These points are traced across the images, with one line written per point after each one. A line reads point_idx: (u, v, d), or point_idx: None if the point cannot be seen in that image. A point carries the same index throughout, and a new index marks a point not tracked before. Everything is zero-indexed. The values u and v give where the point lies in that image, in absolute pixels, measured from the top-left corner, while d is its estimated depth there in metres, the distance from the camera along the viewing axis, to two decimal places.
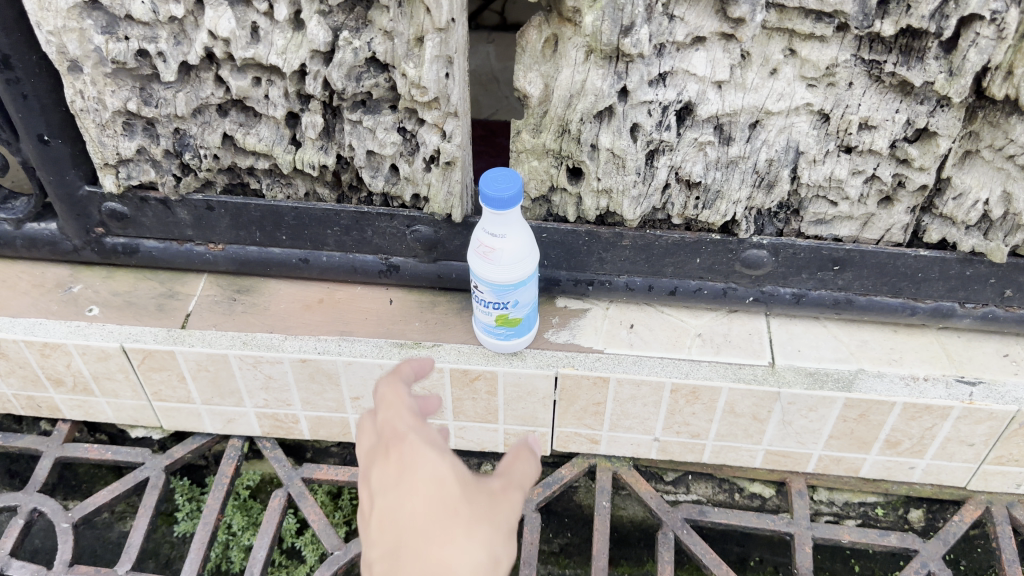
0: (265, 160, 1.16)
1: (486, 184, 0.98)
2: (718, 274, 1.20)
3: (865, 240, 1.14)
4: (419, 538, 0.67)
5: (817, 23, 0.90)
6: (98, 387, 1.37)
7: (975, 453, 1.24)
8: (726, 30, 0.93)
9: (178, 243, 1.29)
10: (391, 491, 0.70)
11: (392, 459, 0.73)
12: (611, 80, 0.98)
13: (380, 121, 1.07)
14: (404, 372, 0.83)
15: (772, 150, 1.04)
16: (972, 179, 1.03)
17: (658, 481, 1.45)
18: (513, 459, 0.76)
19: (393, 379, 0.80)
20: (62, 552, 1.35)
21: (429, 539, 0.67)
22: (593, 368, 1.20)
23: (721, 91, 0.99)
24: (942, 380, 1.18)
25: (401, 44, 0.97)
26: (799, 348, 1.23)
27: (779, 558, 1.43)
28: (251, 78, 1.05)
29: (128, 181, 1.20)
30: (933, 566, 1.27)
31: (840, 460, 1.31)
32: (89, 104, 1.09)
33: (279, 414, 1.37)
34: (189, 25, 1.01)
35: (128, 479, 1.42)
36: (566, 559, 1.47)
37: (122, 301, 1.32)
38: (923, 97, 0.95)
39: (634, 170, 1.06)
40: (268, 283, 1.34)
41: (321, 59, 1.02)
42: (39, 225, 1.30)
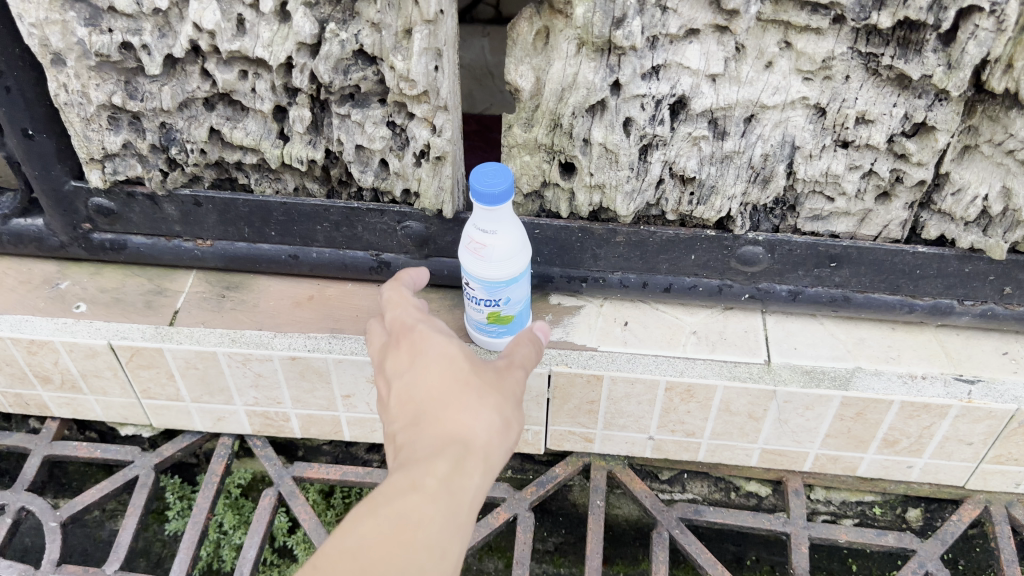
0: (253, 155, 1.14)
1: (475, 180, 0.95)
2: (713, 271, 1.18)
3: (862, 236, 1.13)
4: (433, 403, 0.74)
5: (813, 15, 0.89)
6: (86, 385, 1.35)
7: (974, 452, 1.23)
8: (720, 22, 0.91)
9: (166, 239, 1.27)
10: (406, 371, 0.78)
11: (404, 346, 0.81)
12: (603, 73, 0.96)
13: (369, 115, 1.06)
14: (404, 280, 0.97)
15: (767, 145, 1.02)
16: (971, 174, 1.01)
17: (653, 480, 1.44)
18: (516, 344, 0.87)
19: (400, 283, 0.95)
20: (50, 552, 1.33)
21: (443, 402, 0.73)
22: (587, 366, 1.19)
23: (716, 85, 0.97)
24: (941, 378, 1.16)
25: (389, 36, 0.95)
26: (796, 346, 1.21)
27: (776, 557, 1.42)
28: (237, 72, 1.04)
29: (114, 176, 1.18)
30: (930, 567, 1.25)
31: (837, 459, 1.29)
32: (73, 98, 1.07)
33: (269, 412, 1.36)
34: (173, 17, 0.99)
35: (116, 477, 1.40)
36: (561, 558, 1.46)
37: (110, 297, 1.30)
38: (921, 91, 0.94)
39: (627, 165, 1.05)
40: (258, 279, 1.32)
41: (308, 51, 1.00)
42: (26, 221, 1.28)
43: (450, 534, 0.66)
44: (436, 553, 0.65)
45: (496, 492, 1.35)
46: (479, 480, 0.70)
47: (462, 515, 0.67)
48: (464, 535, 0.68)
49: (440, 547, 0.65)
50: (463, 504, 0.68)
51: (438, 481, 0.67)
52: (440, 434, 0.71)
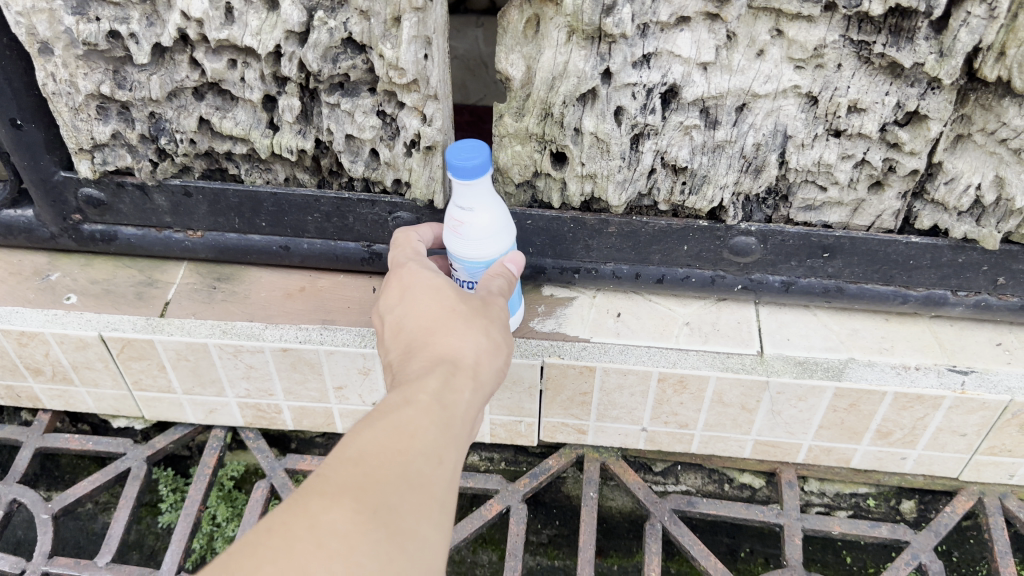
0: (242, 145, 1.14)
1: (448, 153, 0.94)
2: (705, 262, 1.17)
3: (855, 226, 1.12)
4: (425, 330, 0.82)
5: (804, 2, 0.88)
6: (77, 376, 1.35)
7: (967, 443, 1.22)
8: (710, 10, 0.90)
9: (156, 230, 1.27)
10: (398, 305, 0.87)
11: (397, 284, 0.90)
12: (594, 62, 0.95)
13: (358, 104, 1.05)
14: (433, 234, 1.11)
15: (759, 134, 1.01)
16: (964, 164, 1.00)
17: (647, 472, 1.43)
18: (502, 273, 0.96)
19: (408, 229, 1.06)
20: (41, 544, 1.33)
21: (432, 328, 0.82)
22: (579, 357, 1.19)
23: (707, 73, 0.96)
24: (934, 369, 1.16)
25: (377, 24, 0.95)
26: (789, 337, 1.21)
27: (771, 549, 1.42)
28: (226, 61, 1.03)
29: (103, 167, 1.17)
30: (924, 558, 1.25)
31: (830, 451, 1.29)
32: (61, 87, 1.06)
33: (261, 404, 1.35)
34: (161, 6, 0.98)
35: (108, 469, 1.40)
36: (555, 550, 1.45)
37: (100, 289, 1.29)
38: (913, 79, 0.93)
39: (618, 155, 1.04)
40: (249, 271, 1.32)
41: (296, 40, 0.99)
42: (15, 212, 1.27)
43: (445, 437, 0.72)
44: (432, 456, 0.70)
45: (489, 484, 1.36)
46: (468, 394, 0.77)
47: (455, 424, 0.74)
48: (458, 443, 0.74)
49: (436, 451, 0.71)
50: (454, 414, 0.74)
51: (431, 393, 0.73)
52: (431, 355, 0.79)
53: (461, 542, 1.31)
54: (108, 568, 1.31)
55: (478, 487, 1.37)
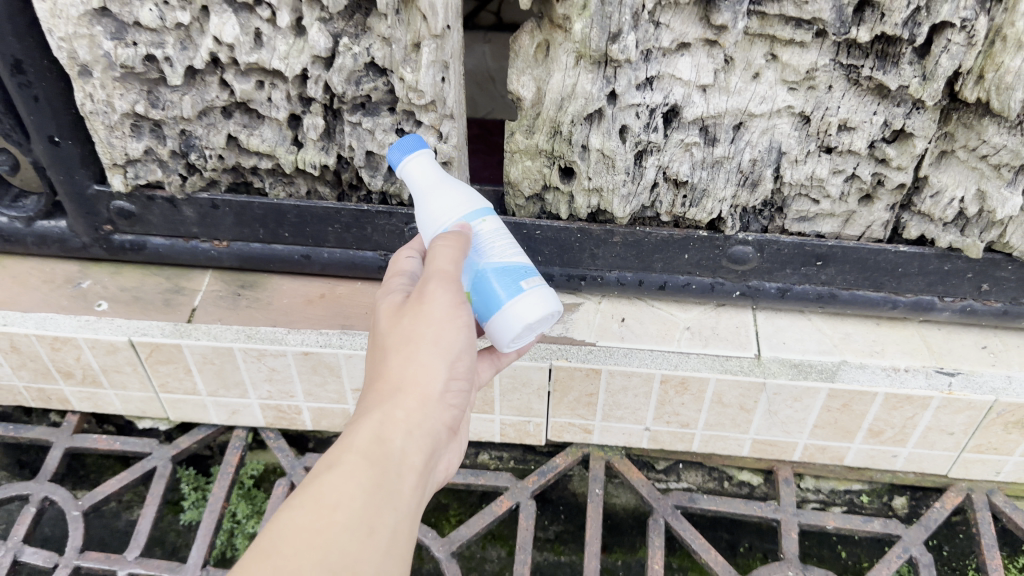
0: (268, 160, 1.20)
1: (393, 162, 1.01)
2: (705, 270, 1.24)
3: (846, 236, 1.19)
4: (373, 370, 0.86)
5: (797, 29, 0.94)
6: (106, 379, 1.41)
7: (955, 441, 1.29)
8: (709, 36, 0.97)
9: (184, 240, 1.33)
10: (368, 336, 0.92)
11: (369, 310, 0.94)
12: (600, 84, 1.02)
13: (379, 123, 1.12)
14: None
15: (755, 150, 1.08)
16: (948, 178, 1.07)
17: (650, 470, 1.49)
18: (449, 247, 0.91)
19: None
20: (72, 539, 1.39)
21: (379, 367, 0.86)
22: (586, 360, 1.25)
23: (706, 95, 1.03)
24: (923, 371, 1.22)
25: (398, 49, 1.02)
26: (784, 340, 1.27)
27: (767, 544, 1.47)
28: (254, 82, 1.10)
29: (135, 180, 1.24)
30: (914, 551, 1.32)
31: (825, 449, 1.35)
32: (98, 107, 1.13)
33: (282, 405, 1.42)
34: (195, 31, 1.05)
35: (135, 468, 1.47)
36: (561, 546, 1.51)
37: (129, 296, 1.36)
38: (899, 100, 0.99)
39: (623, 170, 1.10)
40: (271, 279, 1.38)
41: (322, 64, 1.06)
42: (49, 223, 1.34)
43: (373, 500, 0.75)
44: (359, 525, 0.72)
45: (499, 481, 1.42)
46: (400, 441, 0.79)
47: (386, 480, 0.76)
48: (393, 498, 0.76)
49: (363, 520, 0.73)
50: (387, 468, 0.77)
51: (356, 452, 0.76)
52: (371, 399, 0.82)
53: (472, 537, 1.37)
54: (137, 562, 1.37)
55: (489, 485, 1.44)
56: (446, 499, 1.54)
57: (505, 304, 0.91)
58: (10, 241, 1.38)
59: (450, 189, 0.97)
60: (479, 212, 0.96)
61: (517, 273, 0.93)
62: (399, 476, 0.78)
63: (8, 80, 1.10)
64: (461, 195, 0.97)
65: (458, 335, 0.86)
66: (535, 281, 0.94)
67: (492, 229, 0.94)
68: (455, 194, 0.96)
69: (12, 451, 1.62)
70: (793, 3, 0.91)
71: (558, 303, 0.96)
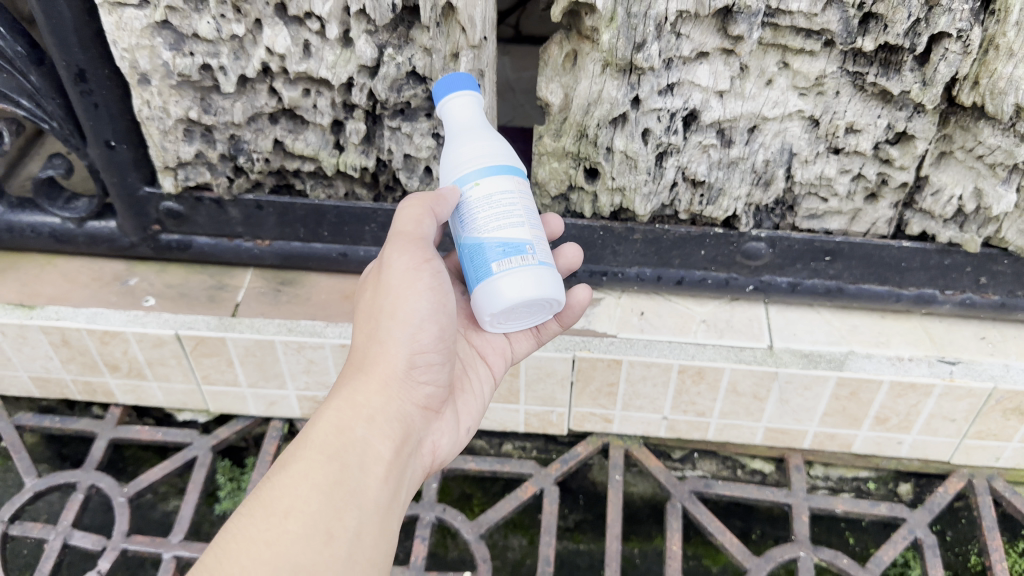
0: (310, 163, 1.29)
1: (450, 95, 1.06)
2: (721, 265, 1.32)
3: (853, 233, 1.27)
4: (350, 364, 1.02)
5: (807, 39, 1.03)
6: (150, 372, 1.48)
7: (957, 428, 1.36)
8: (726, 46, 1.05)
9: (228, 239, 1.42)
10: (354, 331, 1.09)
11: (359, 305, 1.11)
12: (625, 90, 1.10)
13: (417, 127, 1.21)
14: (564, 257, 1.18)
15: (768, 151, 1.16)
16: (948, 177, 1.15)
17: (667, 458, 1.55)
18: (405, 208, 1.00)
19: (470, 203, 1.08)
20: (119, 524, 1.47)
21: (353, 362, 1.02)
22: (608, 351, 1.33)
23: (723, 100, 1.11)
24: (926, 360, 1.30)
25: (438, 59, 1.11)
26: (795, 332, 1.35)
27: (778, 531, 1.52)
28: (301, 90, 1.18)
29: (185, 182, 1.32)
30: (919, 533, 1.39)
31: (834, 437, 1.43)
32: (154, 113, 1.20)
33: (317, 396, 1.49)
34: (247, 42, 1.13)
35: (177, 457, 1.54)
36: (580, 534, 1.55)
37: (175, 292, 1.44)
38: (901, 104, 1.07)
39: (645, 170, 1.18)
40: (309, 276, 1.47)
41: (367, 73, 1.15)
42: (100, 223, 1.42)
43: (333, 487, 0.90)
44: (321, 514, 0.88)
45: (523, 469, 1.50)
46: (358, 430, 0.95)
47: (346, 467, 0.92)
48: (353, 483, 0.92)
49: (326, 510, 0.89)
50: (347, 456, 0.93)
51: (319, 446, 0.93)
52: (338, 391, 0.99)
53: (499, 521, 1.44)
54: (181, 545, 1.45)
55: (513, 472, 1.51)
56: (471, 489, 1.59)
57: (483, 276, 0.97)
58: (62, 241, 1.46)
59: (475, 141, 0.98)
60: (481, 172, 0.98)
61: (493, 250, 0.97)
62: (363, 462, 0.94)
63: (71, 88, 1.18)
64: (482, 155, 0.98)
65: (417, 310, 1.00)
66: (517, 264, 0.97)
67: (485, 196, 0.97)
68: (475, 153, 0.98)
69: (53, 445, 1.68)
70: (803, 15, 0.99)
71: (542, 289, 0.98)
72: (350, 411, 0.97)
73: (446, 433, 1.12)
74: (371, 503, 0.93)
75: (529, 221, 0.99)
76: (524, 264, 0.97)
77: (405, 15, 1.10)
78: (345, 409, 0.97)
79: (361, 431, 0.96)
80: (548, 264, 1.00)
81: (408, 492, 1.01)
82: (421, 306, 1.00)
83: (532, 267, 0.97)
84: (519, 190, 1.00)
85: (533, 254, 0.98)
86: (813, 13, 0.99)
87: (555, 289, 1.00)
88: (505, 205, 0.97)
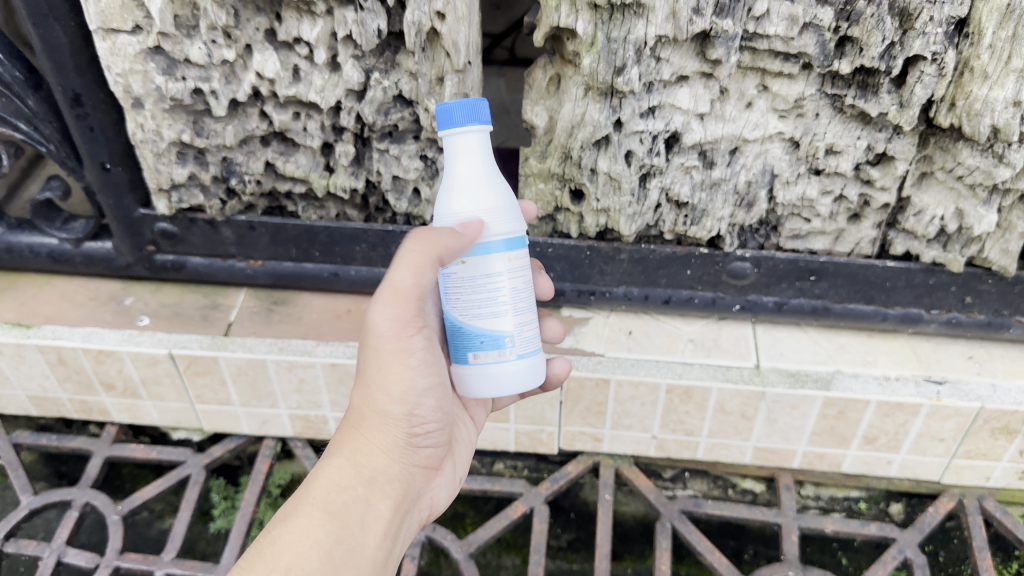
0: (301, 185, 1.32)
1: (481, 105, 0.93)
2: (707, 285, 1.33)
3: (837, 252, 1.28)
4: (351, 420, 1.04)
5: (785, 62, 1.04)
6: (145, 391, 1.50)
7: (946, 448, 1.36)
8: (705, 70, 1.06)
9: (221, 259, 1.44)
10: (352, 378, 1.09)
11: None
12: (607, 113, 1.12)
13: (405, 149, 1.24)
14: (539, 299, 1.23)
15: (750, 172, 1.18)
16: (930, 198, 1.16)
17: (658, 478, 1.56)
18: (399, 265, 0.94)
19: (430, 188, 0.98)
20: (112, 541, 1.47)
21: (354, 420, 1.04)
22: (595, 370, 1.34)
23: (704, 122, 1.13)
24: (912, 380, 1.31)
25: (424, 83, 1.14)
26: (782, 351, 1.36)
27: (771, 550, 1.51)
28: (291, 113, 1.21)
29: (179, 204, 1.34)
30: (908, 553, 1.38)
31: (822, 456, 1.42)
32: (148, 136, 1.22)
33: (310, 415, 1.51)
34: (238, 67, 1.15)
35: (170, 476, 1.54)
36: (573, 554, 1.55)
37: (170, 311, 1.46)
38: (881, 126, 1.09)
39: (629, 191, 1.20)
40: (302, 295, 1.49)
41: (354, 97, 1.18)
42: (97, 244, 1.45)
43: (332, 545, 0.92)
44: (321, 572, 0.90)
45: (514, 488, 1.50)
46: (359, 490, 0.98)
47: (345, 526, 0.94)
48: (350, 544, 0.94)
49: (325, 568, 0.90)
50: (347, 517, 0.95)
51: (320, 504, 0.95)
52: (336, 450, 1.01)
53: (489, 540, 1.44)
54: (173, 563, 1.45)
55: (504, 491, 1.51)
56: (463, 508, 1.60)
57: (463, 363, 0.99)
58: (60, 261, 1.48)
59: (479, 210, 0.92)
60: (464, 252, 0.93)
61: (472, 342, 0.97)
62: (361, 523, 0.96)
63: (68, 112, 1.21)
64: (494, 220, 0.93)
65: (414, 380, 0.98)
66: (483, 357, 0.97)
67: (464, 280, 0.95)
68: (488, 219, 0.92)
69: (50, 463, 1.69)
70: (780, 39, 1.01)
71: (510, 383, 0.98)
72: (350, 471, 0.99)
73: (442, 486, 1.15)
74: (367, 564, 0.95)
75: (513, 310, 0.96)
76: (499, 361, 0.97)
77: (391, 40, 1.13)
78: (349, 466, 0.99)
79: (362, 490, 0.98)
80: (527, 354, 0.99)
81: (400, 548, 1.03)
82: (416, 380, 0.98)
83: (505, 361, 0.97)
84: (515, 267, 0.96)
85: (512, 348, 0.97)
86: (790, 36, 1.00)
87: (530, 378, 1.00)
88: (490, 292, 0.95)
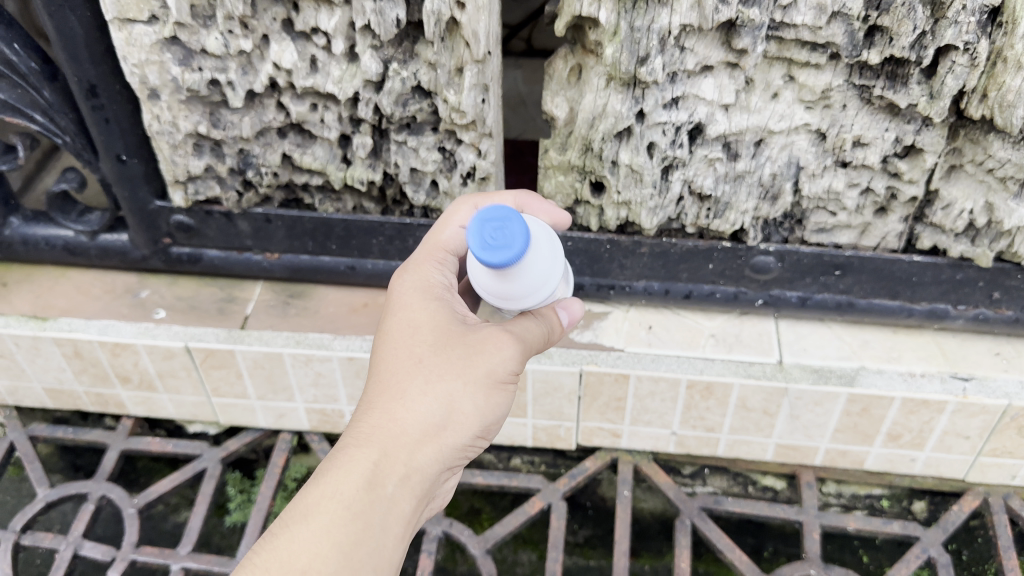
0: (319, 177, 1.30)
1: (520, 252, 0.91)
2: (729, 279, 1.31)
3: (863, 247, 1.26)
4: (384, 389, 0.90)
5: (812, 52, 1.02)
6: (161, 384, 1.49)
7: (972, 445, 1.33)
8: (730, 60, 1.04)
9: (238, 252, 1.43)
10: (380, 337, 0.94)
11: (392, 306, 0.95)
12: (629, 104, 1.10)
13: (423, 141, 1.22)
14: None
15: (775, 165, 1.16)
16: (959, 190, 1.13)
17: (677, 474, 1.54)
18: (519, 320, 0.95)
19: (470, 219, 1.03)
20: (128, 535, 1.46)
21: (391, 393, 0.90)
22: (615, 365, 1.32)
23: (728, 113, 1.10)
24: (938, 376, 1.28)
25: (443, 74, 1.12)
26: (805, 347, 1.34)
27: (792, 548, 1.50)
28: (309, 104, 1.19)
29: (195, 196, 1.33)
30: (933, 552, 1.36)
31: (845, 453, 1.40)
32: (164, 127, 1.21)
33: (326, 408, 1.49)
34: (255, 57, 1.14)
35: (186, 469, 1.53)
36: (590, 550, 1.54)
37: (185, 304, 1.46)
38: (909, 117, 1.07)
39: (651, 184, 1.18)
40: (318, 289, 1.48)
41: (372, 87, 1.16)
42: (112, 236, 1.44)
43: (353, 545, 0.82)
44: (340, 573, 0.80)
45: (531, 483, 1.48)
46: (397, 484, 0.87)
47: (373, 526, 0.83)
48: (371, 548, 0.83)
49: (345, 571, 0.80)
50: (379, 516, 0.84)
51: (356, 495, 0.83)
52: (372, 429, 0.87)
53: (505, 536, 1.42)
54: (189, 557, 1.44)
55: (521, 487, 1.49)
56: (479, 503, 1.58)
57: None
58: (76, 253, 1.48)
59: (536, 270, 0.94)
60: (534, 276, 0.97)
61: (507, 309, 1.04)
62: (387, 525, 0.84)
63: (83, 103, 1.20)
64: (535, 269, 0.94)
65: (483, 398, 0.90)
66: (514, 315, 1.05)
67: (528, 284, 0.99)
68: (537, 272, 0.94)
69: (66, 455, 1.69)
70: (808, 28, 0.99)
71: None
72: (386, 468, 0.85)
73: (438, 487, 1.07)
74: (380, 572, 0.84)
75: None
76: None
77: (410, 30, 1.12)
78: (382, 464, 0.85)
79: (392, 490, 0.85)
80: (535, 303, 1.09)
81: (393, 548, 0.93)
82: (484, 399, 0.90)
83: None
84: None
85: None
86: (817, 26, 0.98)
87: None
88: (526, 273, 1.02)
